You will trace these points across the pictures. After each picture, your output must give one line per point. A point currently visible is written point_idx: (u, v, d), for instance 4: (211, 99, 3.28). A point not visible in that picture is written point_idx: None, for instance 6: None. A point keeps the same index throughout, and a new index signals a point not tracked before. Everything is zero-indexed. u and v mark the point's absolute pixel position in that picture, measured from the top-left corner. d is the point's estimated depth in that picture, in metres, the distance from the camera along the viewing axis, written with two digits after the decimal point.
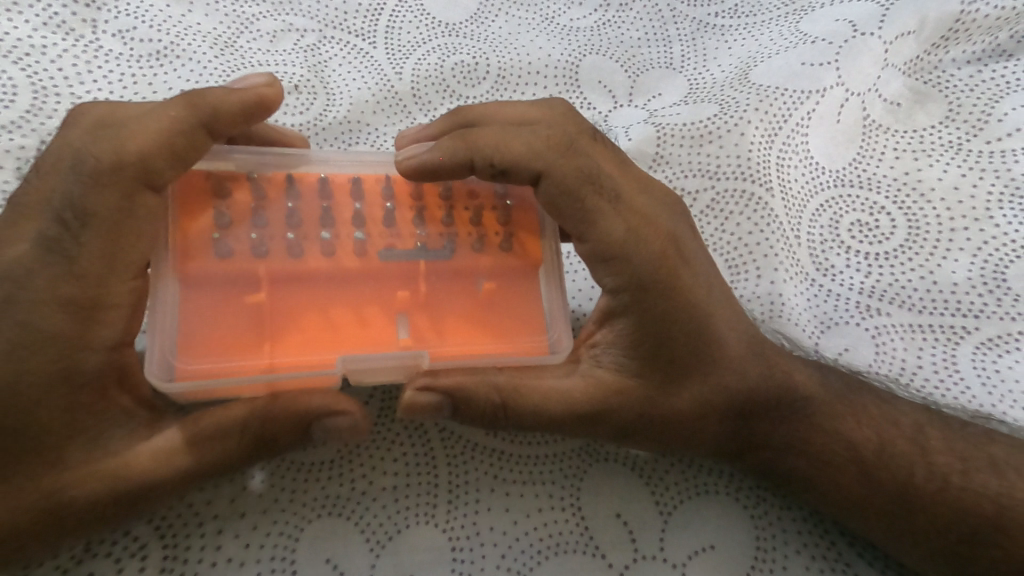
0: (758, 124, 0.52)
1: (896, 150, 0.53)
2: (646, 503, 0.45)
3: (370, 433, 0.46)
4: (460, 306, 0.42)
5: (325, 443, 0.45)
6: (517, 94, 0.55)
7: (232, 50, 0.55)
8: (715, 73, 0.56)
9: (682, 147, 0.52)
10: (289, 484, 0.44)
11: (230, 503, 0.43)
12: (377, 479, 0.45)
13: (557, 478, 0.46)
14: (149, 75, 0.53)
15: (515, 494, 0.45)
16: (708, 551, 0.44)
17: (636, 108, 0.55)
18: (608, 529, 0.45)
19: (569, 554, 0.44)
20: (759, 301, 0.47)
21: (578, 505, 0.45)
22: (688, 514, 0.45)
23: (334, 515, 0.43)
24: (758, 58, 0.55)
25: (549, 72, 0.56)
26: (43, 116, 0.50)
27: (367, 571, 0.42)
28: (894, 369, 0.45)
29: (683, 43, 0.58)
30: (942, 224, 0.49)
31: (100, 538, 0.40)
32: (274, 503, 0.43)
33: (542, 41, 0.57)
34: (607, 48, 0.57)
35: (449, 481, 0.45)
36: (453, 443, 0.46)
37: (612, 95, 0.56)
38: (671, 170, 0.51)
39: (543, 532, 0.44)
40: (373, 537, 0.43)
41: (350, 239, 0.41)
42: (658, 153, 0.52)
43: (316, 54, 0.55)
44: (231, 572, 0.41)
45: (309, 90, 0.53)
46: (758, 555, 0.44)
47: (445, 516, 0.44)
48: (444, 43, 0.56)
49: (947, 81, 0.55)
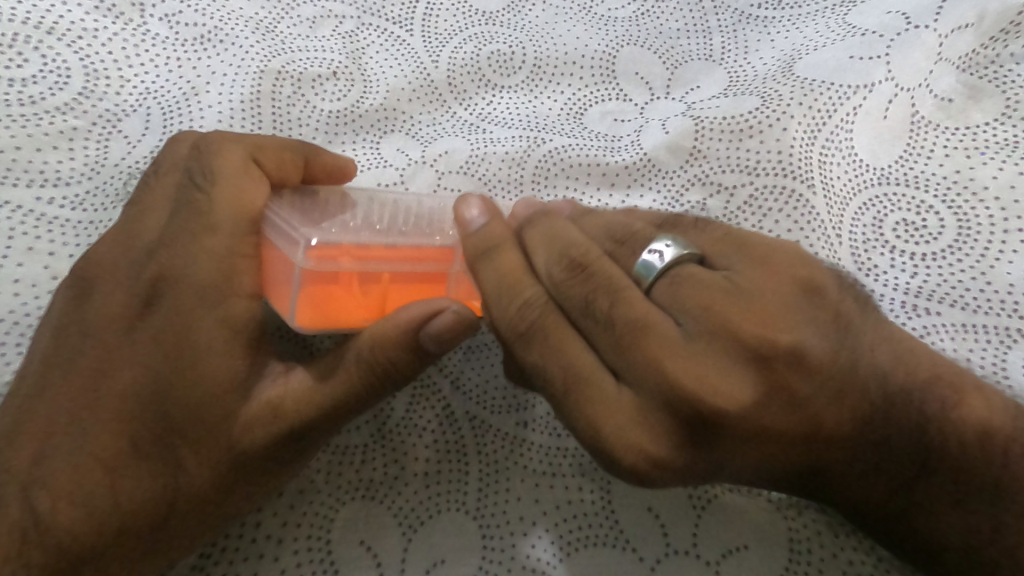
0: (801, 120, 0.51)
1: (946, 147, 0.51)
2: (680, 498, 0.45)
3: (402, 418, 0.47)
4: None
5: (359, 427, 0.46)
6: (552, 86, 0.55)
7: (272, 36, 0.55)
8: (757, 67, 0.55)
9: (722, 141, 0.50)
10: (325, 467, 0.45)
11: (270, 483, 0.44)
12: (410, 465, 0.46)
13: (588, 471, 0.46)
14: (195, 60, 0.54)
15: (545, 486, 0.46)
16: (743, 550, 0.44)
17: (673, 102, 0.54)
18: (640, 524, 0.45)
19: (599, 547, 0.44)
20: None
21: (609, 500, 0.45)
22: (727, 508, 0.45)
23: (367, 498, 0.44)
24: (804, 51, 0.54)
25: (585, 62, 0.55)
26: (95, 99, 0.51)
27: (400, 556, 0.43)
28: None
29: (724, 35, 0.57)
30: (995, 224, 0.48)
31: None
32: (311, 484, 0.44)
33: (580, 31, 0.57)
34: (646, 38, 0.56)
35: (479, 471, 0.46)
36: (484, 432, 0.47)
37: (648, 87, 0.55)
38: (709, 165, 0.50)
39: (574, 524, 0.45)
40: (406, 522, 0.44)
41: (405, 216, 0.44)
42: (697, 146, 0.51)
43: (354, 40, 0.55)
44: (271, 549, 0.42)
45: (347, 77, 0.53)
46: (793, 556, 0.44)
47: (476, 503, 0.45)
48: (482, 32, 0.56)
49: (1005, 77, 0.52)
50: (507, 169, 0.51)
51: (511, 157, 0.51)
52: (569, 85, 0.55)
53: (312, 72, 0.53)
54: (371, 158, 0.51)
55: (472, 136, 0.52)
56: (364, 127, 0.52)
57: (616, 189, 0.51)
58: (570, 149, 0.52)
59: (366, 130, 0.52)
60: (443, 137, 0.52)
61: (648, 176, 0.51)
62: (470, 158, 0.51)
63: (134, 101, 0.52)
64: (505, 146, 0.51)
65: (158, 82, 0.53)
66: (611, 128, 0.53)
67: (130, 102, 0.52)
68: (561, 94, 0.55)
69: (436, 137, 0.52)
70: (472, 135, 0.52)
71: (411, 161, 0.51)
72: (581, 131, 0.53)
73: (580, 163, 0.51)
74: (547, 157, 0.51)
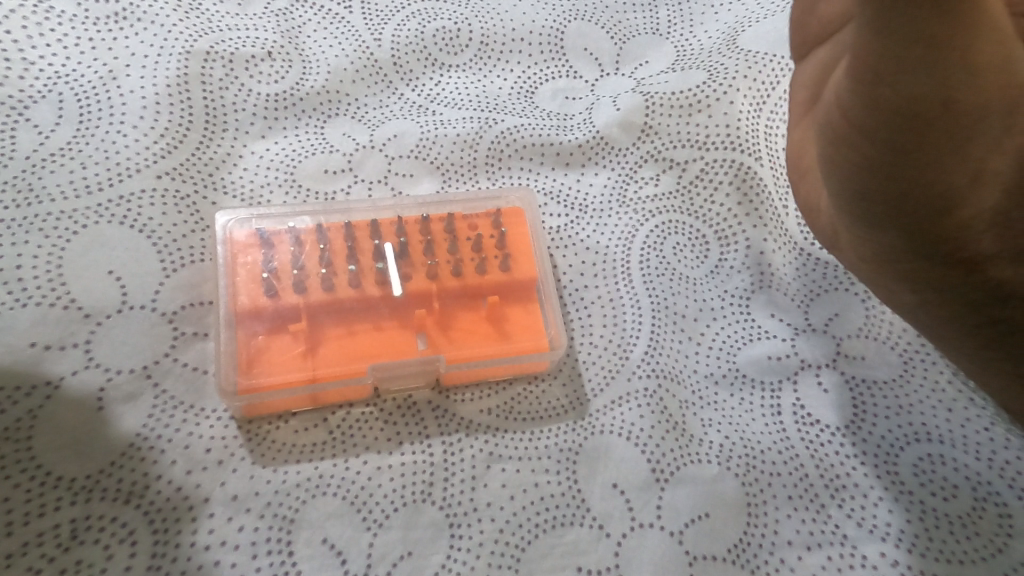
0: (745, 93, 0.57)
1: None
2: (644, 475, 0.45)
3: (362, 413, 0.46)
4: (442, 246, 0.50)
5: (316, 426, 0.46)
6: (500, 64, 0.60)
7: (197, 14, 0.57)
8: (702, 40, 0.61)
9: (670, 117, 0.57)
10: (281, 467, 0.44)
11: (220, 486, 0.43)
12: (372, 459, 0.45)
13: (553, 452, 0.46)
14: (110, 40, 0.54)
15: (510, 470, 0.45)
16: (706, 519, 0.44)
17: (623, 79, 0.60)
18: (606, 501, 0.45)
19: (566, 526, 0.44)
20: (751, 273, 0.53)
21: (574, 479, 0.45)
22: (691, 481, 0.45)
23: (328, 495, 0.43)
24: (745, 24, 0.61)
25: (532, 40, 0.61)
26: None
27: (366, 548, 0.42)
28: (882, 334, 0.51)
29: (669, 9, 0.63)
30: None
31: (86, 524, 0.40)
32: (265, 484, 0.43)
33: (526, 7, 0.62)
34: (592, 13, 0.63)
35: (444, 459, 0.45)
36: (447, 420, 0.47)
37: (599, 65, 0.61)
38: (660, 142, 0.57)
39: (541, 506, 0.44)
40: (370, 515, 0.43)
41: (372, 269, 0.48)
42: (648, 123, 0.57)
43: (289, 18, 0.59)
44: (225, 554, 0.40)
45: (284, 58, 0.57)
46: (751, 521, 0.44)
47: (441, 493, 0.44)
48: (424, 9, 0.61)
49: None
50: (460, 151, 0.56)
51: (463, 139, 0.57)
52: (514, 64, 0.61)
53: (243, 52, 0.56)
54: (316, 142, 0.55)
55: (421, 118, 0.57)
56: (307, 111, 0.56)
57: (571, 168, 0.57)
58: (521, 130, 0.57)
59: (309, 115, 0.56)
60: (391, 120, 0.57)
61: (602, 154, 0.57)
62: (420, 142, 0.56)
63: (41, 85, 0.51)
64: (458, 129, 0.57)
65: (70, 66, 0.52)
66: (562, 106, 0.59)
67: (36, 86, 0.51)
68: (510, 72, 0.60)
69: (384, 120, 0.57)
70: (422, 116, 0.57)
71: (359, 146, 0.55)
72: (533, 111, 0.58)
73: (533, 143, 0.57)
74: (501, 136, 0.57)
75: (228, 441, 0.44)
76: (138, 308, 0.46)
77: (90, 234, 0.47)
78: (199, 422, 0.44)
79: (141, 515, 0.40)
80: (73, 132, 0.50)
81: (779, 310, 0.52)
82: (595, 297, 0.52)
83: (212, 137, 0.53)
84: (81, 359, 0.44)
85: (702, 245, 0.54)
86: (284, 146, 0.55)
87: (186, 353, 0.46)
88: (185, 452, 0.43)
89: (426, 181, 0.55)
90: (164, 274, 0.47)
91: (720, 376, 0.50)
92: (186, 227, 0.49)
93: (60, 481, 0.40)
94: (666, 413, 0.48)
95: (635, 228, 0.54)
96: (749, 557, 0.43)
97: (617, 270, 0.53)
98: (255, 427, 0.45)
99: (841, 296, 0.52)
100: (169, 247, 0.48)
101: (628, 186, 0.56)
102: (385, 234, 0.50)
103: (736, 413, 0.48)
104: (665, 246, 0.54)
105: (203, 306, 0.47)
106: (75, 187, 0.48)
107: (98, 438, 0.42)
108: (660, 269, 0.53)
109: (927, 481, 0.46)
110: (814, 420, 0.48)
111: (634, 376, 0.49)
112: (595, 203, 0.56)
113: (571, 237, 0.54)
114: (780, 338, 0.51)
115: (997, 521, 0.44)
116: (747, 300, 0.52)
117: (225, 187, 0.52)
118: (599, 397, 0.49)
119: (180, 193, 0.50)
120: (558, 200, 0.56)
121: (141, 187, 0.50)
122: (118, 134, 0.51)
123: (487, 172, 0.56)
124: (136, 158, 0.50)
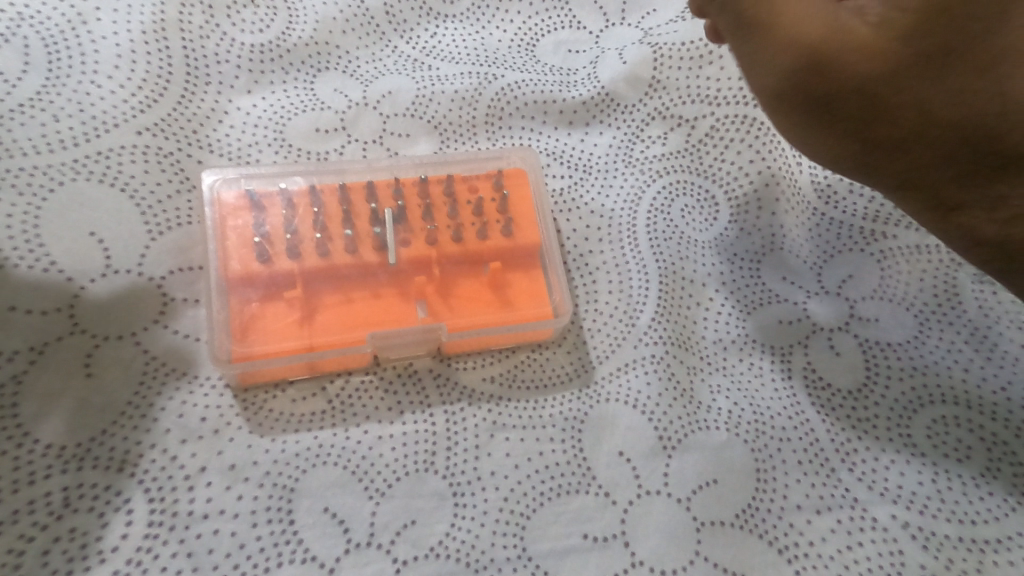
0: None
1: None
2: (650, 440, 0.45)
3: (362, 381, 0.45)
4: (440, 211, 0.48)
5: (315, 395, 0.44)
6: (498, 13, 0.58)
7: None
8: None
9: (679, 69, 0.54)
10: (279, 437, 0.43)
11: (217, 455, 0.41)
12: (372, 428, 0.44)
13: (558, 420, 0.45)
14: None
15: (514, 438, 0.44)
16: (713, 485, 0.43)
17: (628, 30, 0.57)
18: (612, 467, 0.44)
19: (572, 494, 0.43)
20: (762, 233, 0.51)
21: (579, 445, 0.44)
22: (698, 446, 0.45)
23: (329, 464, 0.42)
24: None
25: None
26: None
27: (369, 518, 0.41)
28: (895, 295, 0.49)
29: None
30: None
31: (79, 493, 0.38)
32: (264, 454, 0.42)
33: None
34: None
35: (446, 427, 0.44)
36: (449, 388, 0.46)
37: (602, 12, 0.58)
38: (669, 98, 0.54)
39: (546, 474, 0.43)
40: (373, 485, 0.42)
41: (368, 234, 0.46)
42: (654, 77, 0.55)
43: None
44: (224, 523, 0.40)
45: (268, 5, 0.54)
46: (759, 484, 0.44)
47: (444, 462, 0.43)
48: None
49: None
50: (460, 109, 0.54)
51: (460, 95, 0.54)
52: (513, 13, 0.58)
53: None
54: (304, 99, 0.52)
55: (416, 73, 0.55)
56: (295, 64, 0.53)
57: (575, 128, 0.55)
58: (523, 86, 0.55)
59: (298, 68, 0.53)
60: (384, 76, 0.54)
61: (607, 110, 0.55)
62: (416, 98, 0.54)
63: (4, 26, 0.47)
64: (456, 85, 0.54)
65: (37, 7, 0.48)
66: (564, 59, 0.57)
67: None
68: (509, 23, 0.57)
69: (377, 76, 0.54)
70: (417, 72, 0.55)
71: (352, 104, 0.53)
72: (535, 65, 0.56)
73: (536, 99, 0.55)
74: (500, 93, 0.55)
75: (223, 409, 0.43)
76: (123, 272, 0.44)
77: (67, 193, 0.44)
78: (193, 390, 0.43)
79: (137, 485, 0.39)
80: (42, 81, 0.46)
81: (792, 273, 0.50)
82: (600, 262, 0.51)
83: (194, 91, 0.51)
84: (66, 326, 0.41)
85: (710, 206, 0.52)
86: (272, 103, 0.52)
87: (176, 319, 0.44)
88: (179, 421, 0.42)
89: (422, 142, 0.53)
90: (150, 237, 0.45)
91: (729, 341, 0.49)
92: (171, 187, 0.47)
93: (48, 450, 0.39)
94: (672, 378, 0.47)
95: (641, 189, 0.52)
96: (759, 520, 0.43)
97: (622, 233, 0.51)
98: (250, 396, 0.44)
99: (854, 257, 0.51)
100: (154, 208, 0.46)
101: (633, 145, 0.54)
102: (381, 198, 0.48)
103: (743, 377, 0.47)
104: (672, 208, 0.52)
105: (193, 271, 0.46)
106: (49, 142, 0.45)
107: (88, 407, 0.40)
108: (668, 233, 0.51)
109: (940, 444, 0.45)
110: (825, 384, 0.47)
111: (639, 343, 0.48)
112: (598, 163, 0.54)
113: (574, 197, 0.53)
114: (791, 301, 0.49)
115: (1011, 482, 0.44)
116: (758, 263, 0.51)
117: (209, 144, 0.50)
118: (604, 362, 0.47)
119: (163, 152, 0.48)
120: (561, 161, 0.54)
121: (120, 143, 0.47)
122: (92, 84, 0.48)
123: (486, 132, 0.54)
124: (113, 112, 0.48)
